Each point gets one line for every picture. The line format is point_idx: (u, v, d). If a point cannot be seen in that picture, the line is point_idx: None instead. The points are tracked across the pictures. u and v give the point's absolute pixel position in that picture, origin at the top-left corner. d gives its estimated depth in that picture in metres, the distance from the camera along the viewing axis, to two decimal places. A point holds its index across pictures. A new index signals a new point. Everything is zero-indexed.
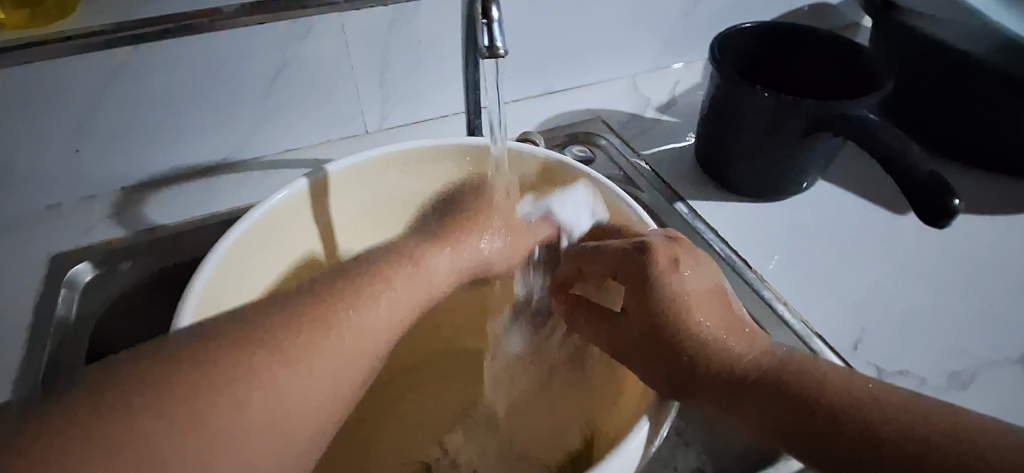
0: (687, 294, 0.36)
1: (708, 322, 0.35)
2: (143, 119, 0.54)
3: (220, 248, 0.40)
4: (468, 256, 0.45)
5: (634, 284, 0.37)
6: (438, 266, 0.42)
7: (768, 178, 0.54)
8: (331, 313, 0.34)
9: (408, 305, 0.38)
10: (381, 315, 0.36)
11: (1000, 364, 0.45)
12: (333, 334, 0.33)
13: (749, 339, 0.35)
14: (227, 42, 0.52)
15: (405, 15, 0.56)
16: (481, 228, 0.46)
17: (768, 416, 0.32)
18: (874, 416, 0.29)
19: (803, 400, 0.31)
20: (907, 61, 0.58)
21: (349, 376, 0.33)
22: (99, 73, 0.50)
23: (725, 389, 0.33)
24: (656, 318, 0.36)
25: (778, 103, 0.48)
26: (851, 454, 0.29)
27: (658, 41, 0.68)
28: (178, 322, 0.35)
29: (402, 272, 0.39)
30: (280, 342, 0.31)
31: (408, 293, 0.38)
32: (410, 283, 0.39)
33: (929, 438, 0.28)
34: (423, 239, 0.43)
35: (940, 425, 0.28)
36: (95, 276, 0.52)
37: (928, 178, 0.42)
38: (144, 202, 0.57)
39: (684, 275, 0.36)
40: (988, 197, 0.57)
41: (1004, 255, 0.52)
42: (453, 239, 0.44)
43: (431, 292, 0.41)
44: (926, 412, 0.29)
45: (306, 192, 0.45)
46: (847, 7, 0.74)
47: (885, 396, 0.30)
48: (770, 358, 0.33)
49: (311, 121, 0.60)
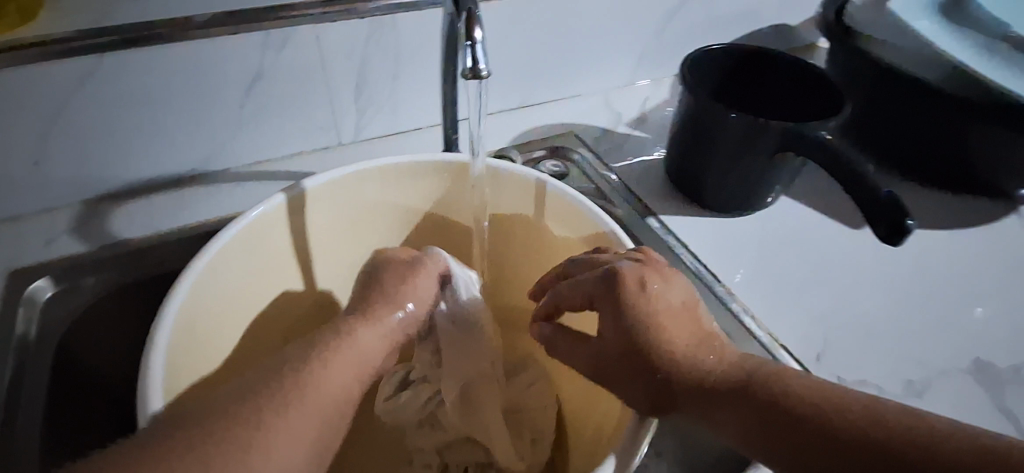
0: (658, 312, 0.37)
1: (678, 339, 0.36)
2: (110, 128, 0.52)
3: (196, 265, 0.39)
4: (397, 327, 0.41)
5: (607, 307, 0.38)
6: (370, 341, 0.39)
7: (736, 194, 0.57)
8: (268, 408, 0.32)
9: (350, 376, 0.36)
10: (325, 396, 0.34)
11: (950, 372, 0.48)
12: (275, 430, 0.32)
13: (718, 352, 0.36)
14: (199, 51, 0.51)
15: (382, 28, 0.56)
16: (396, 295, 0.43)
17: (737, 424, 0.33)
18: (834, 422, 0.31)
19: (772, 409, 0.32)
20: (860, 85, 0.61)
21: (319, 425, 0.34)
22: (62, 81, 0.48)
23: (700, 400, 0.34)
24: (632, 337, 0.36)
25: (744, 123, 0.50)
26: (821, 453, 0.31)
27: (630, 58, 0.70)
28: (149, 409, 0.32)
29: (340, 346, 0.37)
30: (241, 415, 0.31)
31: (346, 363, 0.36)
32: (343, 359, 0.36)
33: (883, 442, 0.30)
34: (349, 318, 0.40)
35: (901, 424, 0.30)
36: (57, 292, 0.50)
37: (886, 199, 0.44)
38: (110, 215, 0.55)
39: (653, 294, 0.37)
40: (937, 213, 0.61)
41: (953, 268, 0.56)
42: (374, 309, 0.41)
43: (368, 370, 0.38)
44: (884, 416, 0.31)
45: (283, 207, 0.45)
46: (807, 28, 0.77)
47: (844, 401, 0.32)
48: (739, 370, 0.35)
49: (285, 133, 0.59)
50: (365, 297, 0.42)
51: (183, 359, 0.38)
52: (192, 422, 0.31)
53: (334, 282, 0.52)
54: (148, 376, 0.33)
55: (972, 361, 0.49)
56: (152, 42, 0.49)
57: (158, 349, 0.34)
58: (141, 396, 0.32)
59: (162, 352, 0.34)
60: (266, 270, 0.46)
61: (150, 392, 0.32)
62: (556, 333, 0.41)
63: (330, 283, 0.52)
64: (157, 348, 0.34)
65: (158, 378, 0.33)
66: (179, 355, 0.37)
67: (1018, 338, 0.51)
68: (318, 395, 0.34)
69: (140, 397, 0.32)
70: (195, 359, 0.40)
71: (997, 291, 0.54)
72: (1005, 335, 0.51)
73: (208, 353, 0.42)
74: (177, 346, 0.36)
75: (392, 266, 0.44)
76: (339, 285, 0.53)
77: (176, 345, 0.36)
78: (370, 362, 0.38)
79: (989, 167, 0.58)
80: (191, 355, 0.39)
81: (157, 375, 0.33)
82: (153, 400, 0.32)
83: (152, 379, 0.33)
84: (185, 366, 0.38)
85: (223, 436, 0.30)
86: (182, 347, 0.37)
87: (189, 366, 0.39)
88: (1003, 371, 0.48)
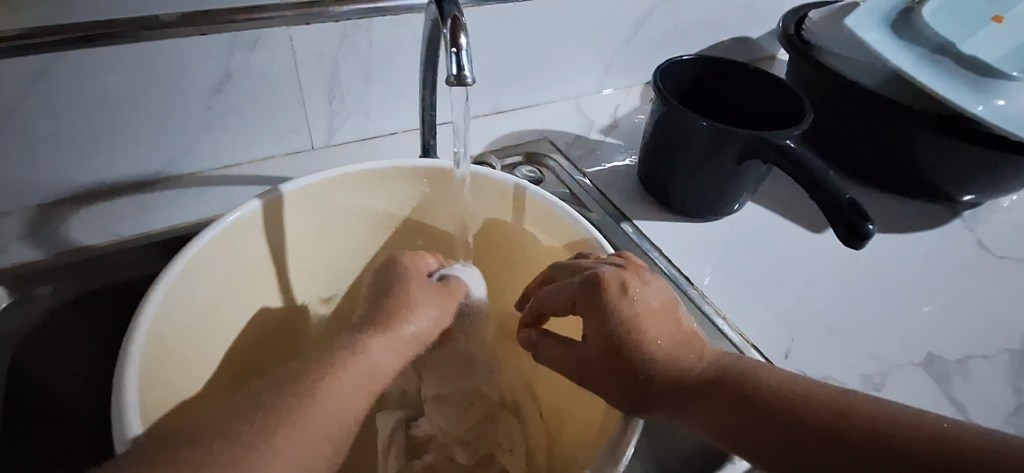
0: (640, 315, 0.38)
1: (660, 341, 0.37)
2: (69, 130, 0.50)
3: (168, 274, 0.38)
4: (409, 341, 0.40)
5: (592, 313, 0.39)
6: (381, 357, 0.38)
7: (706, 200, 0.59)
8: (269, 431, 0.31)
9: (359, 394, 0.35)
10: (330, 416, 0.33)
11: (905, 366, 0.51)
12: (275, 453, 0.31)
13: (698, 351, 0.37)
14: (166, 51, 0.49)
15: (356, 30, 0.55)
16: (413, 310, 0.42)
17: (716, 421, 0.34)
18: (800, 416, 0.32)
19: (749, 407, 0.34)
20: (820, 97, 0.64)
21: (319, 447, 0.33)
22: (15, 80, 0.46)
23: (680, 397, 0.35)
24: (617, 342, 0.37)
25: (712, 131, 0.51)
26: (796, 444, 0.32)
27: (600, 66, 0.71)
28: (129, 432, 0.30)
29: (346, 361, 0.36)
30: (232, 441, 0.30)
31: (354, 381, 0.35)
32: (352, 378, 0.36)
33: (841, 433, 0.31)
34: (360, 331, 0.39)
35: (866, 416, 0.31)
36: (10, 303, 0.48)
37: (846, 205, 0.45)
38: (66, 220, 0.52)
39: (634, 297, 0.38)
40: (889, 217, 0.65)
41: (904, 269, 0.59)
42: (385, 326, 0.40)
43: (378, 387, 0.37)
44: (845, 408, 0.32)
45: (258, 212, 0.44)
46: (766, 40, 0.81)
47: (813, 394, 0.33)
48: (717, 368, 0.36)
49: (255, 137, 0.58)
50: (378, 311, 0.41)
51: (155, 376, 0.36)
52: (176, 446, 0.29)
53: (309, 288, 0.51)
54: (122, 391, 0.32)
55: (924, 356, 0.52)
56: (114, 40, 0.47)
57: (131, 365, 0.33)
58: (117, 418, 0.31)
59: (136, 368, 0.33)
60: (240, 278, 0.45)
61: (127, 413, 0.31)
62: (543, 339, 0.41)
63: (304, 288, 0.51)
64: (130, 364, 0.33)
65: (134, 398, 0.32)
66: (152, 372, 0.35)
67: (963, 333, 0.54)
68: (323, 418, 0.33)
69: (116, 420, 0.31)
70: (171, 372, 0.38)
71: (944, 289, 0.58)
72: (952, 330, 0.54)
73: (185, 365, 0.40)
74: (149, 362, 0.35)
75: (406, 280, 0.43)
76: (314, 291, 0.52)
77: (148, 361, 0.35)
78: (382, 379, 0.37)
79: (935, 175, 0.61)
80: (165, 369, 0.37)
81: (132, 393, 0.32)
82: (132, 424, 0.31)
83: (126, 397, 0.31)
84: (160, 381, 0.36)
85: (220, 462, 0.29)
86: (156, 363, 0.36)
87: (164, 382, 0.37)
88: (952, 364, 0.51)
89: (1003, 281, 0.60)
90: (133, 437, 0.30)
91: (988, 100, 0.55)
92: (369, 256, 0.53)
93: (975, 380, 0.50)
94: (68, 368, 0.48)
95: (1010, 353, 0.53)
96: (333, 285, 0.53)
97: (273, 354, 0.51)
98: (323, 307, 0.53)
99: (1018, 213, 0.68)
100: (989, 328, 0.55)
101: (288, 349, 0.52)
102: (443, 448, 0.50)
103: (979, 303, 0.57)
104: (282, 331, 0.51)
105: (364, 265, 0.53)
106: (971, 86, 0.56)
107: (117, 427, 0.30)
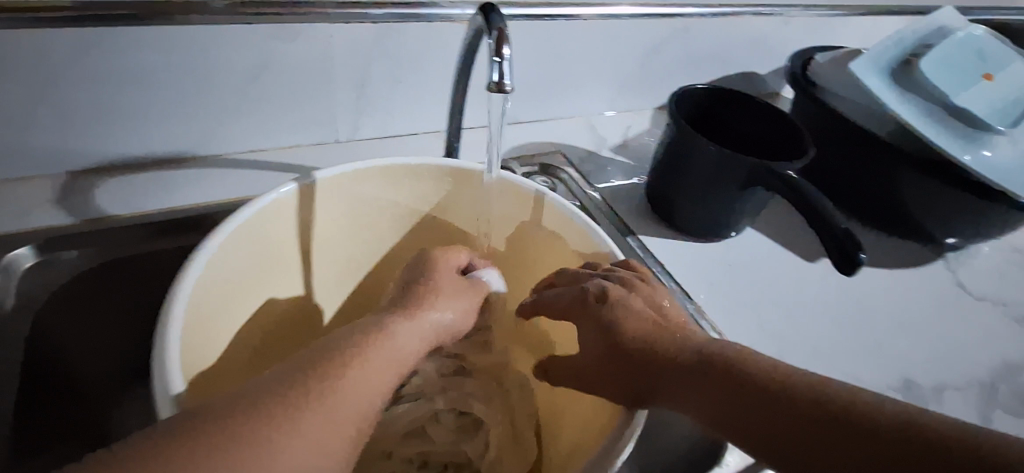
0: (628, 316, 0.40)
1: (652, 337, 0.39)
2: (110, 105, 0.52)
3: (210, 243, 0.40)
4: (432, 327, 0.42)
5: (585, 318, 0.42)
6: (405, 340, 0.40)
7: (709, 222, 0.62)
8: (292, 408, 0.33)
9: (386, 374, 0.37)
10: (353, 395, 0.35)
11: (884, 390, 0.54)
12: (298, 430, 0.32)
13: (683, 340, 0.39)
14: (212, 36, 0.51)
15: (392, 34, 0.58)
16: (437, 299, 0.44)
17: (707, 409, 0.36)
18: (779, 399, 0.34)
19: (737, 392, 0.35)
20: (822, 134, 0.68)
21: (348, 417, 0.34)
22: (65, 51, 0.48)
23: (674, 385, 0.37)
24: (611, 341, 0.40)
25: (721, 157, 0.54)
26: (779, 428, 0.33)
27: (615, 87, 0.75)
28: (172, 389, 0.32)
29: (373, 343, 0.38)
30: (268, 407, 0.32)
31: (379, 361, 0.37)
32: (379, 357, 0.37)
33: (821, 418, 0.33)
34: (390, 314, 0.41)
35: (839, 403, 0.33)
36: (37, 263, 0.50)
37: (841, 233, 0.49)
38: (94, 189, 0.54)
39: (622, 300, 0.41)
40: (879, 252, 0.69)
41: (888, 301, 0.63)
42: (415, 308, 0.42)
43: (404, 369, 0.39)
44: (821, 397, 0.34)
45: (294, 194, 0.46)
46: (772, 76, 0.85)
47: (792, 382, 0.35)
48: (699, 352, 0.37)
49: (284, 126, 0.60)
50: (405, 298, 0.43)
51: (191, 338, 0.38)
52: (215, 412, 0.31)
53: (327, 273, 0.54)
54: (165, 347, 0.34)
55: (901, 381, 0.55)
56: (155, 19, 0.48)
57: (172, 326, 0.35)
58: (161, 375, 0.33)
59: (178, 325, 0.35)
60: (268, 256, 0.47)
61: (168, 372, 0.33)
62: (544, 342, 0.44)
63: (323, 274, 0.53)
64: (173, 323, 0.35)
65: (175, 356, 0.34)
66: (189, 333, 0.37)
67: (939, 365, 0.58)
68: (352, 391, 0.35)
69: (160, 377, 0.33)
70: (201, 340, 0.40)
71: (924, 324, 0.61)
72: (930, 361, 0.58)
73: (212, 334, 0.42)
74: (189, 323, 0.37)
75: (432, 269, 0.46)
76: (332, 276, 0.54)
77: (187, 324, 0.37)
78: (406, 364, 0.39)
79: (924, 218, 0.65)
80: (197, 335, 0.39)
81: (174, 351, 0.34)
82: (174, 383, 0.32)
83: (168, 354, 0.33)
84: (193, 346, 0.38)
85: (253, 432, 0.31)
86: (191, 326, 0.38)
87: (195, 348, 0.39)
88: (926, 391, 0.55)
89: (977, 320, 0.63)
90: (174, 398, 0.32)
91: (975, 151, 0.59)
92: (387, 247, 0.55)
93: (947, 407, 0.54)
94: (81, 343, 0.52)
95: (979, 385, 0.57)
96: (350, 274, 0.55)
97: (283, 330, 0.53)
98: (337, 292, 0.55)
99: (995, 259, 0.72)
100: (962, 361, 0.58)
101: (300, 329, 0.54)
102: (429, 401, 0.54)
103: (954, 338, 0.61)
104: (296, 310, 0.53)
105: (380, 255, 0.55)
106: (961, 137, 0.59)
107: (161, 383, 0.32)
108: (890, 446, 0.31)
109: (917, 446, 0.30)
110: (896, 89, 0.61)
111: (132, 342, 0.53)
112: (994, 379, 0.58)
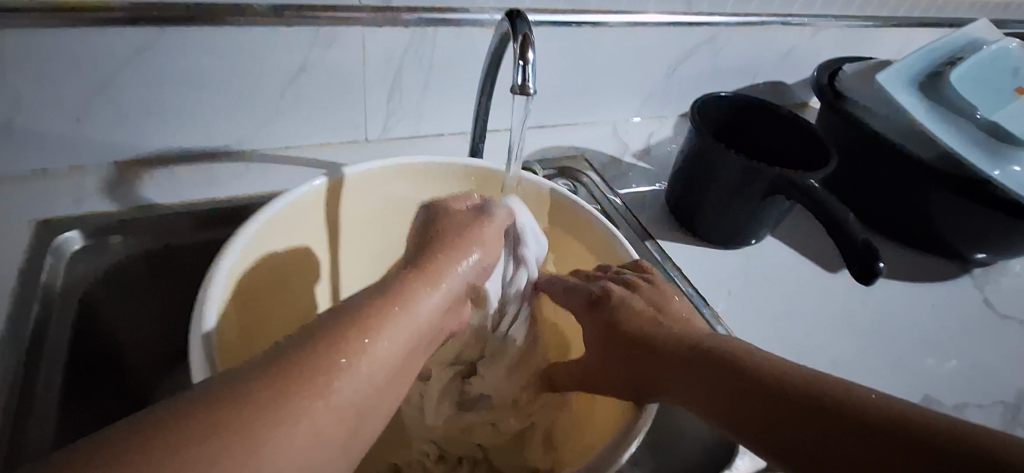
0: (632, 316, 0.42)
1: (659, 337, 0.40)
2: (157, 103, 0.55)
3: (245, 232, 0.43)
4: (452, 289, 0.39)
5: (590, 318, 0.44)
6: (422, 308, 0.36)
7: (729, 230, 0.62)
8: (295, 396, 0.29)
9: (398, 347, 0.34)
10: (357, 375, 0.31)
11: None
12: (300, 422, 0.29)
13: (686, 340, 0.39)
14: (254, 38, 0.54)
15: (423, 38, 0.60)
16: (456, 259, 0.41)
17: (709, 404, 0.36)
18: (771, 392, 0.34)
19: (736, 388, 0.35)
20: (847, 146, 0.67)
21: (350, 397, 0.31)
22: (119, 50, 0.51)
23: (678, 381, 0.37)
24: (616, 341, 0.42)
25: (741, 166, 0.55)
26: (773, 420, 0.33)
27: (639, 95, 0.76)
28: (205, 325, 0.36)
29: (380, 317, 0.34)
30: (258, 390, 0.29)
31: (390, 338, 0.34)
32: (392, 331, 0.34)
33: (817, 411, 0.32)
34: (404, 278, 0.38)
35: (837, 398, 0.32)
36: (84, 247, 0.53)
37: (860, 245, 0.49)
38: (138, 179, 0.58)
39: (626, 298, 0.43)
40: (904, 267, 0.68)
41: (913, 317, 0.62)
42: (432, 274, 0.39)
43: (418, 339, 0.36)
44: (814, 391, 0.33)
45: (324, 189, 0.48)
46: (800, 87, 0.85)
47: (786, 373, 0.34)
48: (692, 345, 0.38)
49: (316, 125, 0.63)
50: (418, 265, 0.39)
51: (227, 319, 0.40)
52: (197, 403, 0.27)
53: (353, 266, 0.56)
54: (202, 324, 0.36)
55: (922, 397, 0.54)
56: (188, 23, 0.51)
57: (209, 308, 0.37)
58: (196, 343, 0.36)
59: (214, 304, 0.38)
60: (297, 247, 0.49)
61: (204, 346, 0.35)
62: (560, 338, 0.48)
63: (348, 267, 0.55)
64: (210, 304, 0.37)
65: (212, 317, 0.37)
66: (223, 315, 0.40)
67: (961, 382, 0.57)
68: (357, 370, 0.31)
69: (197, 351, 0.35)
70: (234, 323, 0.42)
71: (949, 341, 0.60)
72: (953, 380, 0.57)
73: (243, 316, 0.45)
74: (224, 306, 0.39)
75: (451, 233, 0.42)
76: (357, 269, 0.56)
77: (223, 304, 0.39)
78: (420, 331, 0.36)
79: (952, 234, 0.65)
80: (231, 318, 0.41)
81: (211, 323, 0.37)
82: (207, 320, 0.36)
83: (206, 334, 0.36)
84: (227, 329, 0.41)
85: (242, 418, 0.27)
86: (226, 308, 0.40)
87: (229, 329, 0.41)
88: (947, 408, 0.54)
89: (1005, 339, 0.62)
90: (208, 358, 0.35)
91: (1004, 166, 0.58)
92: None
93: None
94: (134, 320, 0.57)
95: (1003, 404, 0.56)
96: (373, 267, 0.57)
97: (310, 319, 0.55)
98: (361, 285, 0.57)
99: None
100: (986, 381, 0.57)
101: None
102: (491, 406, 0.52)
103: (979, 357, 0.59)
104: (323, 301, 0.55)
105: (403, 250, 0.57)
106: (990, 151, 0.58)
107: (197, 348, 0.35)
108: (872, 436, 0.30)
109: (914, 446, 0.29)
110: (922, 103, 0.61)
111: (172, 322, 0.59)
112: (1018, 399, 0.57)
